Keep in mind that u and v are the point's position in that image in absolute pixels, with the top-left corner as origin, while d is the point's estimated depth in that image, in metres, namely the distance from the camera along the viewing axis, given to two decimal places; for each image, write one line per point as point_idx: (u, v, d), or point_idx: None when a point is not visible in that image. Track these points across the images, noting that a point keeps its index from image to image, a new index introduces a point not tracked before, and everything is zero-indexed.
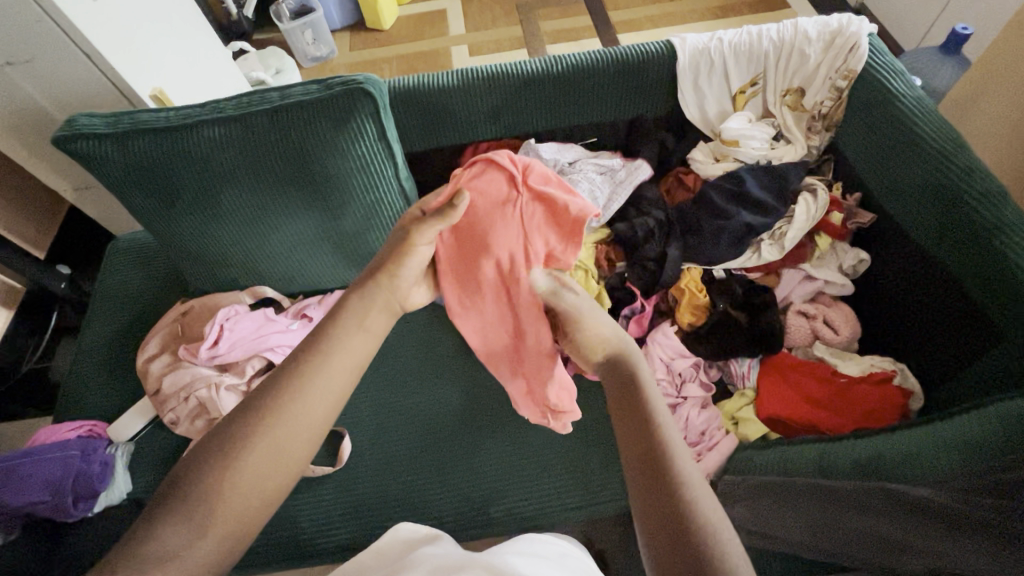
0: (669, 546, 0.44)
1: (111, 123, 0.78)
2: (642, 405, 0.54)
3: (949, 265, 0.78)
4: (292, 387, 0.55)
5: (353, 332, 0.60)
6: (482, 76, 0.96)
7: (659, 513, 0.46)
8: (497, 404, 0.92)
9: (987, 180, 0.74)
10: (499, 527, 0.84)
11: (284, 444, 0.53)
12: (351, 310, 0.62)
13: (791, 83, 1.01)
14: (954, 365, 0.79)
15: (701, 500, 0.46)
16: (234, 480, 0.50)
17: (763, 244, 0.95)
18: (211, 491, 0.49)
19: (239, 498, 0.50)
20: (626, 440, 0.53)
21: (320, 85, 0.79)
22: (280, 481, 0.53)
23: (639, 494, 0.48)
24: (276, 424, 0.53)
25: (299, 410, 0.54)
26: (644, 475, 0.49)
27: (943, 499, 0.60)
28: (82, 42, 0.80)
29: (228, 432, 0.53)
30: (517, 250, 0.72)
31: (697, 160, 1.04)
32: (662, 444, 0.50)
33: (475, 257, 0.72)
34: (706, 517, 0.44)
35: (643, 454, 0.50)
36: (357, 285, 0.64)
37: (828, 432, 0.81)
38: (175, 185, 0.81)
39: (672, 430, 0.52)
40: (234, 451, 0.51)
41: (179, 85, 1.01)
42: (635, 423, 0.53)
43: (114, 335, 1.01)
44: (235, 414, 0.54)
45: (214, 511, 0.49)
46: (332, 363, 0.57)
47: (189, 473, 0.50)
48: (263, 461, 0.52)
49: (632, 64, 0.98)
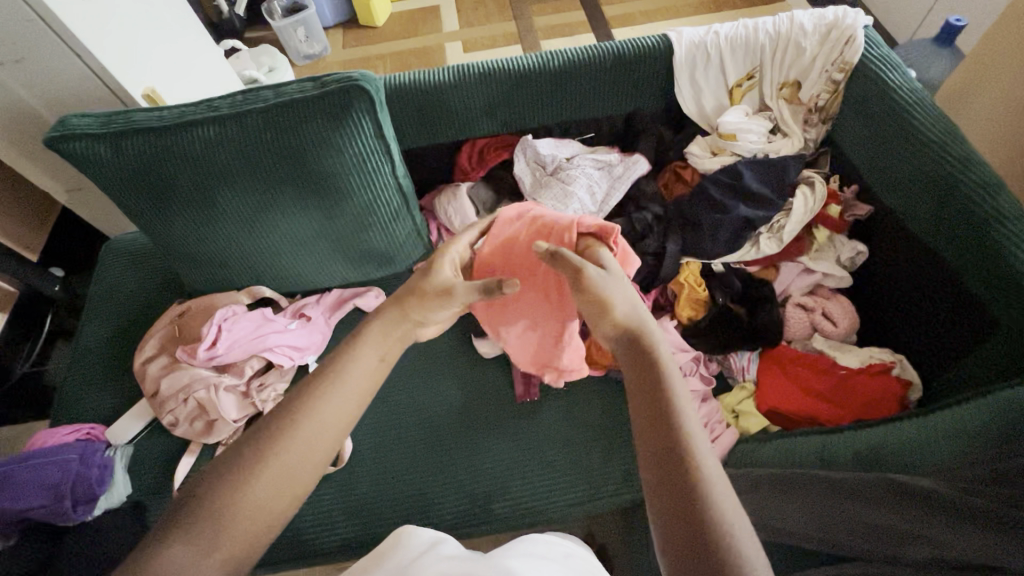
0: (682, 543, 0.44)
1: (104, 123, 0.78)
2: (660, 386, 0.53)
3: (946, 256, 0.78)
4: (306, 408, 0.55)
5: (370, 356, 0.61)
6: (478, 72, 0.96)
7: (674, 510, 0.46)
8: (498, 401, 0.92)
9: (982, 170, 0.75)
10: (502, 523, 0.84)
11: (295, 465, 0.53)
12: (372, 337, 0.62)
13: (788, 76, 1.01)
14: (952, 354, 0.80)
15: (717, 496, 0.45)
16: (246, 498, 0.50)
17: (761, 238, 0.95)
18: (224, 509, 0.49)
19: (249, 516, 0.50)
20: (643, 427, 0.52)
21: (315, 83, 0.79)
22: (291, 502, 0.53)
23: (653, 487, 0.48)
24: (289, 446, 0.53)
25: (311, 432, 0.54)
26: (659, 469, 0.48)
27: (945, 489, 0.60)
28: (72, 41, 0.79)
29: (237, 452, 0.52)
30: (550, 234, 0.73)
31: (694, 155, 1.04)
32: (681, 436, 0.49)
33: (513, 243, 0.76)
34: (721, 515, 0.44)
35: (660, 446, 0.49)
36: (378, 313, 0.65)
37: (829, 424, 0.82)
38: (170, 184, 0.80)
39: (693, 420, 0.51)
40: (247, 469, 0.51)
41: (171, 82, 0.99)
42: (653, 411, 0.52)
43: (110, 337, 1.00)
44: (246, 435, 0.54)
45: (223, 531, 0.48)
46: (346, 387, 0.58)
47: (205, 488, 0.50)
48: (273, 481, 0.51)
49: (628, 58, 0.98)
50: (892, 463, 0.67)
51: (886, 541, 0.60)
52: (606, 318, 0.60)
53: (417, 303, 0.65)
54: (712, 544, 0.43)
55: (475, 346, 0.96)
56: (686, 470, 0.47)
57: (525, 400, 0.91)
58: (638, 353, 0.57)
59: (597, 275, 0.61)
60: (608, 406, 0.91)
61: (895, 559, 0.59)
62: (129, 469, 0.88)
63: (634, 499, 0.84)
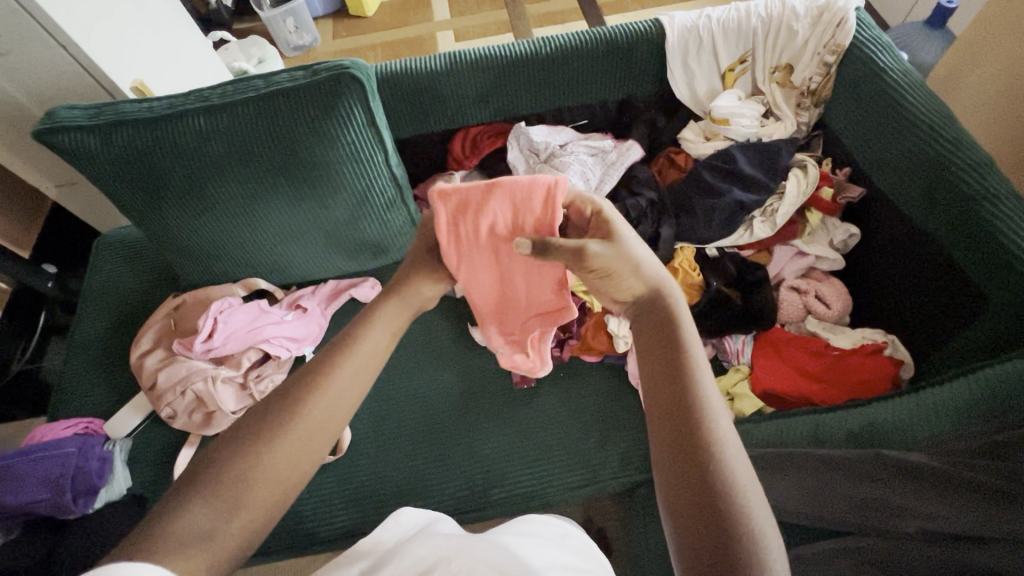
0: (690, 502, 0.45)
1: (93, 115, 0.77)
2: (680, 357, 0.52)
3: (937, 235, 0.79)
4: (322, 379, 0.55)
5: (385, 332, 0.61)
6: (470, 59, 0.96)
7: (683, 472, 0.46)
8: (495, 389, 0.93)
9: (973, 150, 0.76)
10: (501, 507, 0.85)
11: (312, 434, 0.52)
12: (386, 313, 0.62)
13: (780, 60, 1.00)
14: (945, 331, 0.80)
15: (729, 457, 0.46)
16: (264, 466, 0.49)
17: (755, 222, 0.95)
18: (240, 477, 0.48)
19: (259, 491, 0.48)
20: (654, 390, 0.52)
21: (307, 72, 0.78)
22: (302, 473, 0.52)
23: (664, 448, 0.49)
24: (306, 416, 0.52)
25: (318, 406, 0.53)
26: (672, 430, 0.49)
27: (938, 463, 0.61)
28: (58, 33, 0.78)
29: (243, 430, 0.51)
30: (530, 193, 0.64)
31: (688, 140, 1.03)
32: (698, 398, 0.49)
33: (497, 198, 0.65)
34: (729, 474, 0.45)
35: (673, 409, 0.49)
36: (388, 288, 0.64)
37: (824, 404, 0.83)
38: (162, 176, 0.80)
39: (709, 384, 0.51)
40: (264, 437, 0.50)
41: (159, 74, 0.98)
42: (670, 373, 0.51)
43: (104, 333, 0.99)
44: (255, 413, 0.53)
45: (237, 499, 0.47)
46: (352, 360, 0.57)
47: (221, 459, 0.49)
48: (291, 448, 0.51)
49: (621, 44, 0.98)
50: (886, 440, 0.68)
51: (872, 515, 0.62)
52: (630, 276, 0.57)
53: (421, 274, 0.66)
54: (721, 504, 0.44)
55: (472, 334, 0.96)
56: (700, 434, 0.47)
57: (523, 386, 0.92)
58: (658, 316, 0.56)
59: (625, 233, 0.59)
60: (605, 391, 0.91)
61: (885, 531, 0.61)
62: (129, 462, 0.88)
63: (631, 481, 0.85)
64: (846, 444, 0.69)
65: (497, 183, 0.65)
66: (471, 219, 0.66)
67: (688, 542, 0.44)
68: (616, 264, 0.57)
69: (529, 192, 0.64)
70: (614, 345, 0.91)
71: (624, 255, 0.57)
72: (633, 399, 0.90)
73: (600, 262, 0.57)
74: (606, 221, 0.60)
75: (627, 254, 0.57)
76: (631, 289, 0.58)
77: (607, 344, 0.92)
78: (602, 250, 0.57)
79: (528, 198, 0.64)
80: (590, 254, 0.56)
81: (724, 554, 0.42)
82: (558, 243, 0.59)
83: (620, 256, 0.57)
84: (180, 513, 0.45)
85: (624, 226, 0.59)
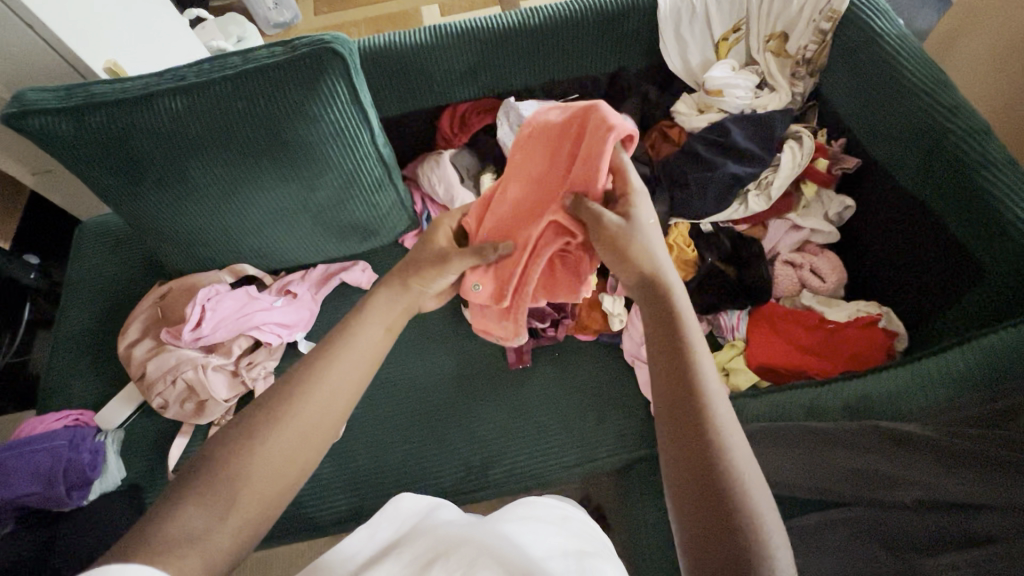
0: (692, 493, 0.44)
1: (62, 97, 0.73)
2: (683, 346, 0.50)
3: (932, 205, 0.78)
4: (319, 371, 0.54)
5: (378, 326, 0.60)
6: (457, 31, 0.93)
7: (686, 460, 0.46)
8: (490, 370, 0.92)
9: (972, 117, 0.74)
10: (499, 487, 0.85)
11: (311, 427, 0.51)
12: (383, 308, 0.62)
13: (775, 28, 0.98)
14: (944, 300, 0.79)
15: (733, 448, 0.45)
16: (263, 460, 0.49)
17: (750, 195, 0.94)
18: (238, 473, 0.47)
19: (258, 488, 0.48)
20: (656, 377, 0.51)
21: (284, 48, 0.75)
22: (302, 471, 0.51)
23: (666, 436, 0.48)
24: (302, 410, 0.52)
25: (316, 400, 0.52)
26: (674, 420, 0.48)
27: (930, 432, 0.62)
28: (19, 11, 0.74)
29: (241, 428, 0.50)
30: (593, 130, 0.60)
31: (681, 113, 1.01)
32: (699, 388, 0.48)
33: (575, 117, 0.64)
34: (730, 465, 0.44)
35: (675, 396, 0.49)
36: (384, 281, 0.65)
37: (817, 375, 0.83)
38: (139, 160, 0.77)
39: (709, 373, 0.50)
40: (262, 431, 0.50)
41: (134, 53, 0.95)
42: (674, 361, 0.50)
43: (90, 323, 0.97)
44: (251, 408, 0.52)
45: (236, 497, 0.46)
46: (349, 355, 0.56)
47: (218, 454, 0.49)
48: (291, 441, 0.50)
49: (612, 14, 0.95)
50: (880, 411, 0.68)
51: (867, 486, 0.63)
52: (630, 262, 0.57)
53: (412, 271, 0.65)
54: (722, 495, 0.43)
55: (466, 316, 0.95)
56: (701, 426, 0.46)
57: (519, 365, 0.91)
58: (657, 303, 0.55)
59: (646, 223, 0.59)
60: (601, 369, 0.91)
61: (881, 502, 0.62)
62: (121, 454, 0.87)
63: (628, 457, 0.86)
64: (841, 416, 0.70)
65: (574, 109, 0.65)
66: (553, 125, 0.66)
67: (692, 530, 0.44)
68: (623, 241, 0.57)
69: (602, 121, 0.60)
70: (609, 324, 0.90)
71: (634, 238, 0.57)
72: (628, 378, 0.90)
73: (614, 238, 0.57)
74: (629, 204, 0.60)
75: (639, 239, 0.57)
76: (631, 274, 0.57)
77: (602, 322, 0.91)
78: (615, 228, 0.57)
79: (591, 128, 0.61)
80: (604, 224, 0.58)
81: (730, 543, 0.41)
82: (590, 204, 0.59)
83: (632, 237, 0.57)
84: (180, 512, 0.44)
85: (645, 214, 0.60)
